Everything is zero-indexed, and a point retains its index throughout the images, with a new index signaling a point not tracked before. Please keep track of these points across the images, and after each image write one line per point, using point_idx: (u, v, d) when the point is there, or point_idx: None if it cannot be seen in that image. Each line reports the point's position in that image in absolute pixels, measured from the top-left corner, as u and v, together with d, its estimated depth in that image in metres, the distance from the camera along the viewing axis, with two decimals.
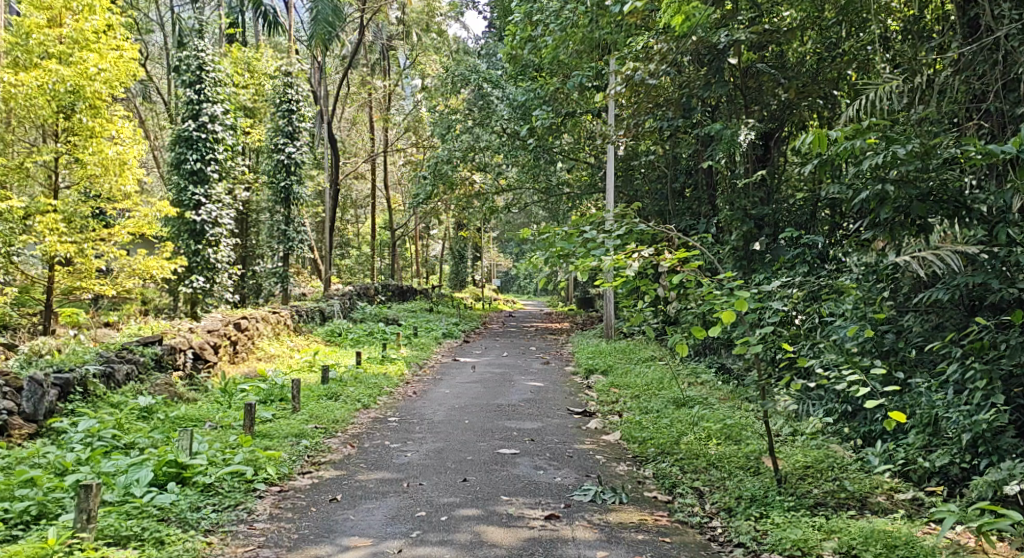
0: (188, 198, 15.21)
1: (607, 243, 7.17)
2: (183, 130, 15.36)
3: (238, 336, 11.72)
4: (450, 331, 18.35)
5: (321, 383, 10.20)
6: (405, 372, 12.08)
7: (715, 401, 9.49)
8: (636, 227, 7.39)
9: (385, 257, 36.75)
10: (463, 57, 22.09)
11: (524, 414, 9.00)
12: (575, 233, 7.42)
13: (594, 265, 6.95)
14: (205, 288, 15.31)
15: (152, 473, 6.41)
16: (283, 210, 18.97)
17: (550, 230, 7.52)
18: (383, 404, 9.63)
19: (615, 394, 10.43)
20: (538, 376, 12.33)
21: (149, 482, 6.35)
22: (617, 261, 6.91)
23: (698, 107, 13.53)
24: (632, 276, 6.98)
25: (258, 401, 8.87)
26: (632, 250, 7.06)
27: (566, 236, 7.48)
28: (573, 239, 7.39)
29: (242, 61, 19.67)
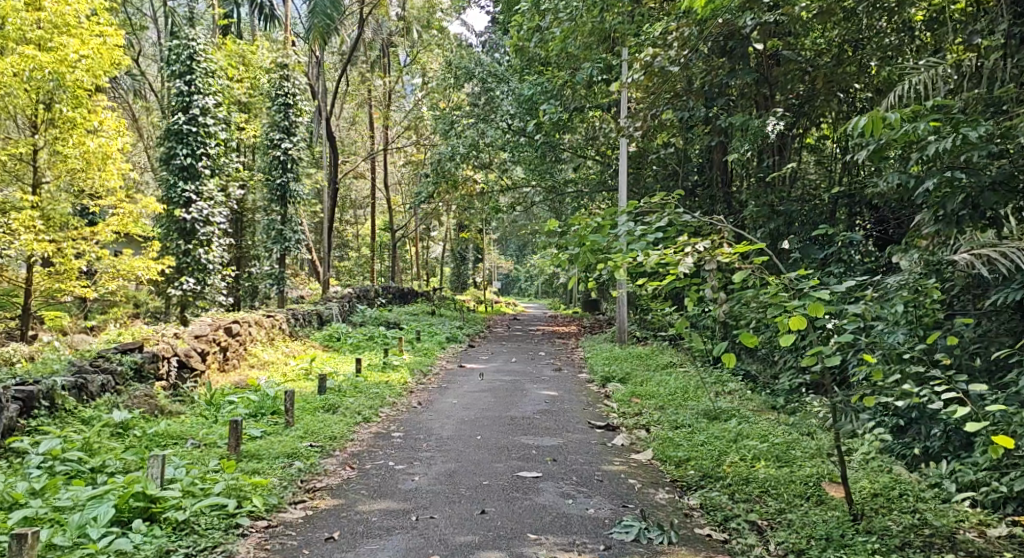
0: (178, 195, 14.37)
1: (649, 237, 6.05)
2: (173, 123, 14.49)
3: (228, 342, 10.88)
4: (455, 336, 17.53)
5: (319, 394, 9.35)
6: (409, 380, 11.24)
7: (750, 413, 8.68)
8: (679, 218, 6.25)
9: (384, 259, 35.93)
10: (466, 51, 21.29)
11: (541, 428, 8.17)
12: (608, 225, 6.29)
13: (636, 263, 5.86)
14: (197, 290, 14.49)
15: (114, 509, 5.58)
16: (279, 209, 18.13)
17: (578, 221, 6.35)
18: (384, 417, 8.78)
19: (638, 405, 9.60)
20: (551, 385, 11.50)
21: (110, 520, 5.53)
22: (669, 257, 5.86)
23: (718, 98, 12.70)
24: (681, 276, 5.94)
25: (248, 415, 8.03)
26: (684, 242, 5.99)
27: (598, 229, 6.35)
28: (606, 232, 6.26)
29: (236, 54, 18.80)
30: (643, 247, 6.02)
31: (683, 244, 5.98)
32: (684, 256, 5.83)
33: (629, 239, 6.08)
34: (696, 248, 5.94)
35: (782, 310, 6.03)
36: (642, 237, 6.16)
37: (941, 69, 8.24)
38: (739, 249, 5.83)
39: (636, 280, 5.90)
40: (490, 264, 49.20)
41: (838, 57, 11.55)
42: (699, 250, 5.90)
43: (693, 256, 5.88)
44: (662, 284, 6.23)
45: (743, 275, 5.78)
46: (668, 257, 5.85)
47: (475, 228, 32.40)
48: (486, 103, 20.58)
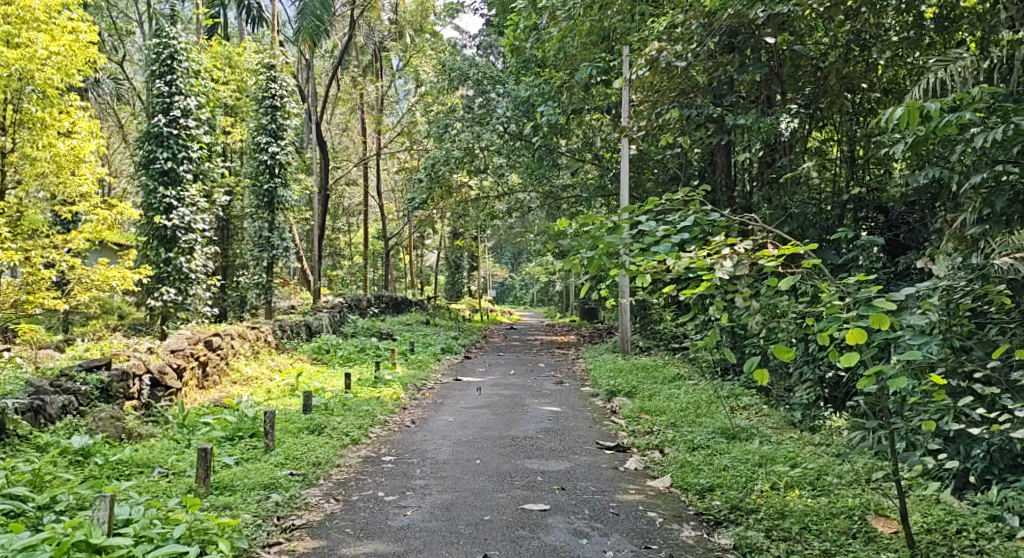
0: (158, 201, 13.65)
1: (675, 237, 5.37)
2: (153, 125, 13.77)
3: (208, 357, 10.19)
4: (450, 346, 16.82)
5: (302, 413, 8.65)
6: (402, 396, 10.54)
7: (772, 432, 8.01)
8: (707, 216, 5.58)
9: (378, 268, 35.20)
10: (460, 53, 20.62)
11: (546, 450, 7.50)
12: (624, 225, 5.60)
13: (664, 267, 5.18)
14: (178, 300, 13.78)
15: None
16: (267, 216, 17.38)
17: (593, 220, 5.62)
18: (375, 438, 8.10)
19: (648, 422, 8.94)
20: (553, 399, 10.82)
21: None
22: (702, 260, 5.21)
23: (726, 96, 12.06)
24: (716, 282, 5.25)
25: (224, 438, 7.33)
26: (719, 243, 5.34)
27: (614, 229, 5.64)
28: (624, 233, 5.54)
29: (222, 56, 18.06)
30: (667, 250, 5.38)
31: (718, 243, 5.34)
32: (724, 257, 5.19)
33: (652, 240, 5.38)
34: (735, 248, 5.28)
35: (832, 319, 5.32)
36: (665, 238, 5.49)
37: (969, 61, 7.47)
38: (784, 251, 5.17)
39: (664, 288, 5.24)
40: (485, 272, 48.48)
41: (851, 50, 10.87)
42: (740, 250, 5.26)
43: (731, 259, 5.22)
44: (692, 291, 5.52)
45: (791, 280, 5.12)
46: (699, 260, 5.20)
47: (470, 235, 31.70)
48: (481, 106, 19.91)
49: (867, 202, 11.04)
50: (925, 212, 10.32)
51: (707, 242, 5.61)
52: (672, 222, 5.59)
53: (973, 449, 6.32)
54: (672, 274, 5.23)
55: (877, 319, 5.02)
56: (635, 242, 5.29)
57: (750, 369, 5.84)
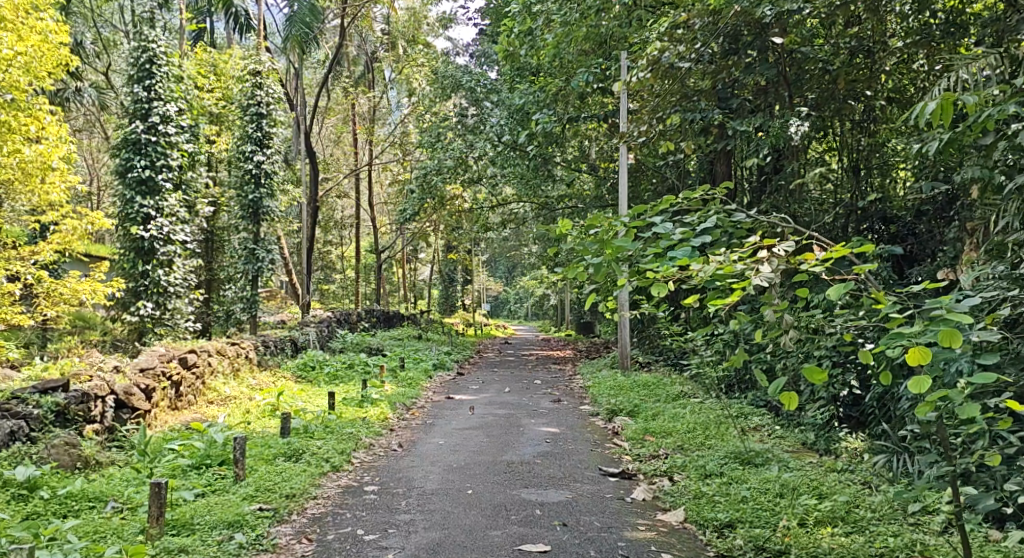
0: (136, 211, 12.95)
1: (697, 240, 4.76)
2: (131, 132, 13.11)
3: (183, 375, 9.55)
4: (442, 362, 16.17)
5: (280, 437, 7.99)
6: (390, 416, 9.89)
7: (790, 457, 7.40)
8: (731, 215, 4.98)
9: (370, 282, 34.57)
10: (453, 62, 20.06)
11: (545, 478, 6.88)
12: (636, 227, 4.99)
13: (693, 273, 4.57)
14: (156, 315, 13.13)
15: None
16: (251, 228, 16.60)
17: (601, 221, 4.99)
18: (358, 465, 7.45)
19: (654, 444, 8.32)
20: (550, 419, 10.18)
21: None
22: (736, 261, 4.64)
23: (731, 99, 11.46)
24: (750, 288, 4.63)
25: (190, 467, 6.71)
26: (754, 244, 4.78)
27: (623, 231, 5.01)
28: (636, 235, 4.91)
29: (206, 63, 17.41)
30: (688, 254, 4.81)
31: (752, 244, 4.79)
32: (761, 262, 4.62)
33: (669, 244, 4.77)
34: (773, 252, 4.69)
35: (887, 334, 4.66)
36: (683, 241, 4.88)
37: (993, 58, 6.59)
38: (832, 255, 4.57)
39: (686, 297, 4.67)
40: (480, 287, 47.83)
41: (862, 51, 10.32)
42: (779, 253, 4.70)
43: (769, 264, 4.66)
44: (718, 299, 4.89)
45: (842, 288, 4.52)
46: (729, 264, 4.64)
47: (464, 248, 31.04)
48: (474, 115, 19.27)
49: (880, 212, 10.51)
50: (940, 222, 9.74)
51: (734, 244, 5.03)
52: (692, 223, 5.02)
53: (1012, 480, 5.66)
54: (695, 280, 4.67)
55: (947, 336, 4.36)
56: (649, 242, 4.74)
57: (776, 391, 5.24)
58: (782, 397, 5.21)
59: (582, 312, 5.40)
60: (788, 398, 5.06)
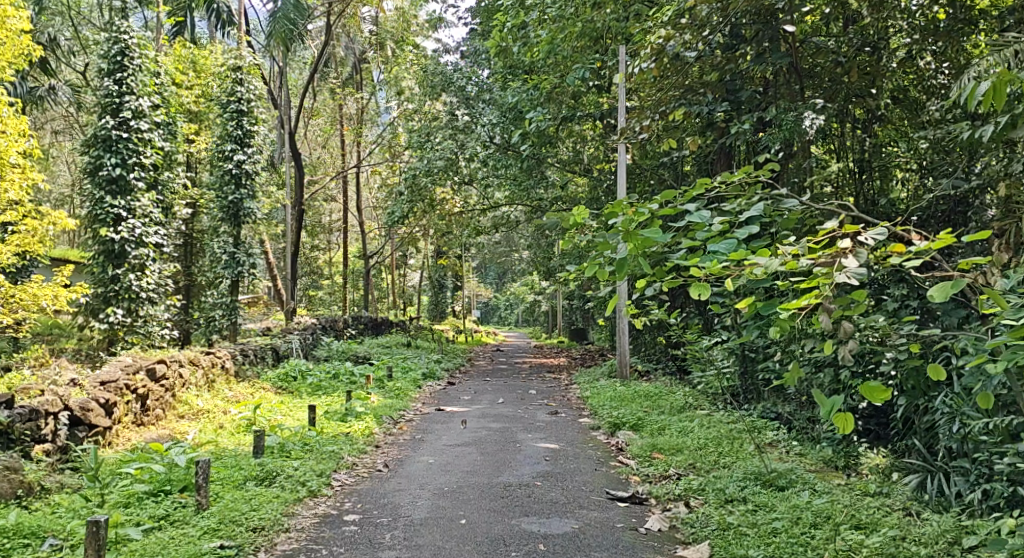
0: (105, 212, 12.17)
1: (753, 228, 4.53)
2: (100, 128, 12.30)
3: (150, 388, 8.80)
4: (432, 372, 15.40)
5: (253, 457, 7.27)
6: (377, 431, 9.15)
7: (814, 478, 6.74)
8: (782, 200, 4.77)
9: (358, 288, 33.69)
10: (443, 59, 19.26)
11: (548, 502, 6.24)
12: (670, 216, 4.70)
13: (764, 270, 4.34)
14: (126, 323, 12.36)
15: None
16: (231, 230, 15.82)
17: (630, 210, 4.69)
18: (339, 489, 6.75)
19: (664, 462, 7.68)
20: (548, 433, 9.49)
21: None
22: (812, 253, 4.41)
23: (739, 93, 10.83)
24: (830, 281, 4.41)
25: (147, 494, 6.02)
26: (833, 232, 4.52)
27: (655, 220, 4.71)
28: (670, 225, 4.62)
29: (185, 59, 16.55)
30: (733, 247, 4.59)
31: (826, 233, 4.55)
32: (843, 255, 4.35)
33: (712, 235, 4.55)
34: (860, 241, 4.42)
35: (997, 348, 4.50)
36: (729, 231, 4.64)
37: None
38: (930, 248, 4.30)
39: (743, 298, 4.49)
40: (469, 293, 47.03)
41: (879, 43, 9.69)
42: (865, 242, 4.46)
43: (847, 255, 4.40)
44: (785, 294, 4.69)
45: (948, 287, 4.32)
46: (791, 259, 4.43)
47: (455, 253, 30.26)
48: (465, 115, 18.48)
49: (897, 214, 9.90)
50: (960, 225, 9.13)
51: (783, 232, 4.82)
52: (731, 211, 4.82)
53: None
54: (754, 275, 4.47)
55: None
56: (693, 241, 4.54)
57: (831, 413, 5.16)
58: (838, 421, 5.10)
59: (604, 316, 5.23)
60: (847, 419, 4.96)
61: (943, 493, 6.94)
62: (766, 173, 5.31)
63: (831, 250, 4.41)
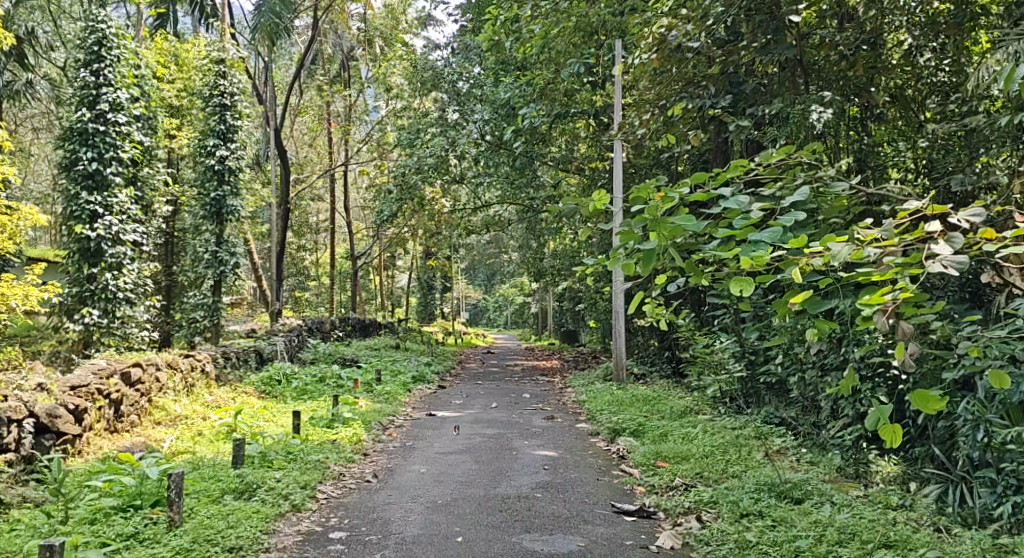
0: (80, 208, 11.67)
1: (802, 214, 4.18)
2: (77, 120, 11.78)
3: (124, 393, 8.32)
4: (422, 375, 14.95)
5: (232, 467, 6.81)
6: (365, 438, 8.70)
7: (832, 489, 6.34)
8: (833, 184, 4.44)
9: (345, 289, 33.20)
10: (434, 55, 18.77)
11: (553, 518, 5.82)
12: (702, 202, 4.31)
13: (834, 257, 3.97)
14: (103, 324, 11.85)
15: None
16: (214, 228, 15.33)
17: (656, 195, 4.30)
18: (325, 502, 6.29)
19: (671, 471, 7.27)
20: (544, 439, 9.05)
21: None
22: (895, 241, 4.05)
23: (743, 86, 10.43)
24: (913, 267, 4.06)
25: (115, 509, 5.56)
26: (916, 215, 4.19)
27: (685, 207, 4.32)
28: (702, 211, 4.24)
29: (167, 52, 15.95)
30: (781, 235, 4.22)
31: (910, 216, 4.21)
32: (934, 239, 4.01)
33: (751, 224, 4.18)
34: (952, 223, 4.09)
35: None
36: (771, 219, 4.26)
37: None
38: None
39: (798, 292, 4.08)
40: (458, 295, 46.58)
41: (887, 33, 9.31)
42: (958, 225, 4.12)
43: (937, 241, 4.05)
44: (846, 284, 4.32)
45: None
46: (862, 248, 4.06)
47: (444, 253, 29.82)
48: (456, 112, 18.02)
49: None
50: None
51: (831, 219, 4.43)
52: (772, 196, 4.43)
53: None
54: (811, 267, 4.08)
55: None
56: (735, 229, 4.14)
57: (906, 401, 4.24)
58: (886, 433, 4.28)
59: (631, 315, 4.85)
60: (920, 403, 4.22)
61: (966, 505, 6.54)
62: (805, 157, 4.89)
63: (920, 234, 4.05)
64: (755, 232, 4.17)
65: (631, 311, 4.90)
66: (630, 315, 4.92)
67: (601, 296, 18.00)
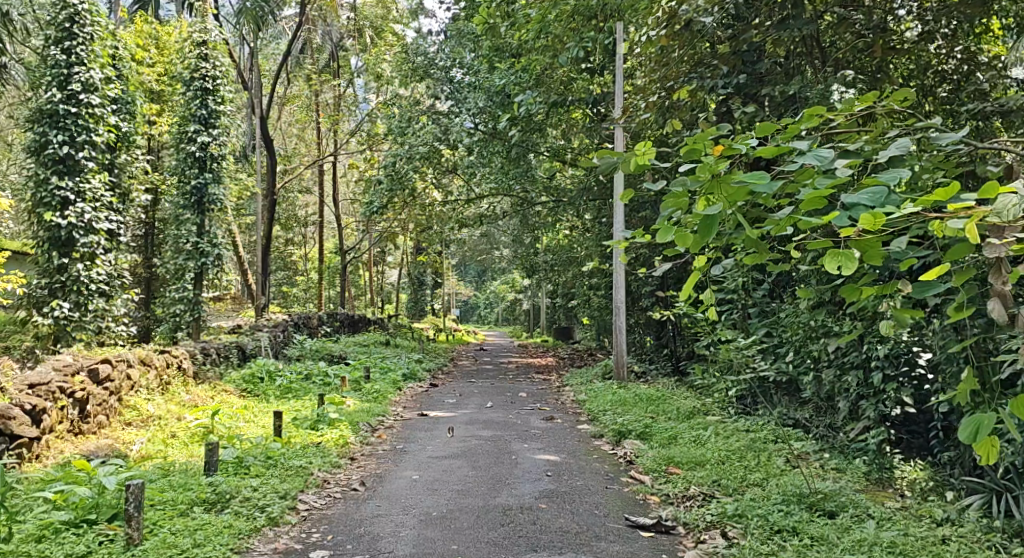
0: (50, 195, 10.98)
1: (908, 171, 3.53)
2: (47, 101, 11.09)
3: (89, 391, 7.66)
4: (413, 373, 14.31)
5: (204, 475, 6.16)
6: (352, 440, 8.06)
7: (868, 500, 5.75)
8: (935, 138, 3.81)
9: (334, 285, 32.49)
10: (426, 42, 18.09)
11: (560, 537, 5.23)
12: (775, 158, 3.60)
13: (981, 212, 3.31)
14: (73, 317, 11.18)
15: None
16: (195, 218, 14.64)
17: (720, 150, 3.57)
18: (307, 514, 5.67)
19: (685, 478, 6.66)
20: (546, 442, 8.43)
21: None
22: None
23: (757, 65, 9.78)
24: None
25: (66, 524, 4.98)
26: None
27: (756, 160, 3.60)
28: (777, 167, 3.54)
29: (147, 35, 15.30)
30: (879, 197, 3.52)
31: None
32: None
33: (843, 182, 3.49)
34: None
35: None
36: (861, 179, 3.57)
37: None
38: None
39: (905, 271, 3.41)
40: (449, 292, 45.92)
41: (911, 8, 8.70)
42: None
43: None
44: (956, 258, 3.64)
45: None
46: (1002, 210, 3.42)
47: (435, 249, 29.16)
48: (448, 100, 17.37)
49: None
50: None
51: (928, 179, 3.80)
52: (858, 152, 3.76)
53: None
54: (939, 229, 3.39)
55: None
56: (822, 188, 3.46)
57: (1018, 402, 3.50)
58: (982, 443, 3.49)
59: (683, 300, 4.15)
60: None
61: (1012, 515, 5.93)
62: (888, 113, 4.22)
63: None
64: (850, 195, 3.48)
65: (684, 294, 4.21)
66: (683, 299, 4.23)
67: (597, 292, 17.42)
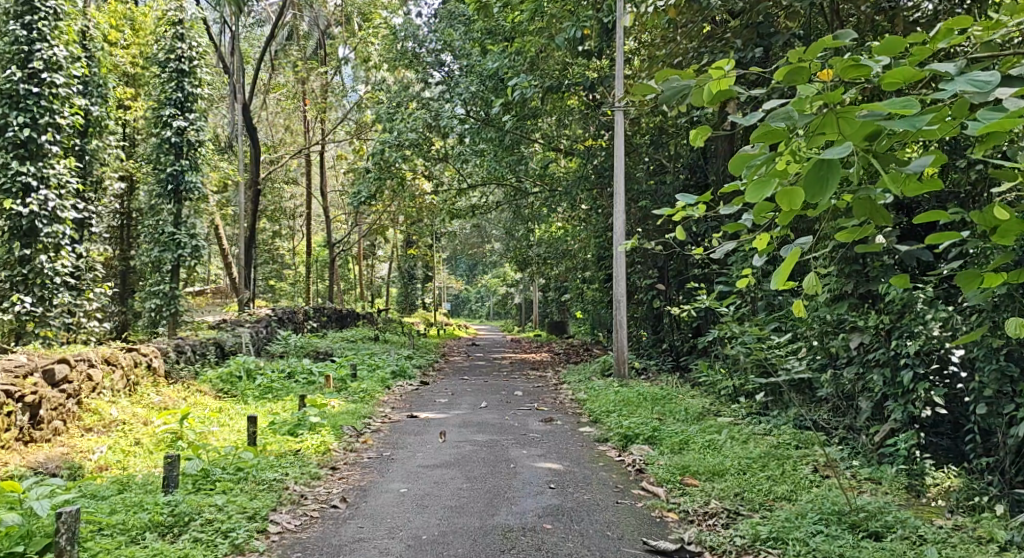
0: (11, 180, 10.19)
1: None
2: (6, 81, 10.28)
3: (42, 394, 6.92)
4: (402, 369, 13.59)
5: (162, 492, 5.47)
6: (335, 447, 7.36)
7: (912, 517, 5.11)
8: None
9: (322, 278, 31.62)
10: (417, 25, 17.26)
11: None
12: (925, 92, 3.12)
13: None
14: (37, 312, 10.40)
15: None
16: (171, 207, 13.87)
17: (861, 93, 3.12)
18: (278, 538, 5.00)
19: (703, 490, 5.98)
20: (547, 447, 7.74)
21: None
22: None
23: (772, 38, 9.03)
24: None
25: None
26: None
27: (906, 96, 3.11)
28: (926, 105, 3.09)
29: (121, 15, 14.42)
30: None
31: None
32: None
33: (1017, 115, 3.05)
34: None
35: None
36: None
37: None
38: None
39: None
40: (440, 285, 45.09)
41: None
42: None
43: None
44: None
45: None
46: None
47: (425, 241, 28.34)
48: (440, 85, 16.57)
49: None
50: None
51: None
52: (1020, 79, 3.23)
53: None
54: None
55: None
56: (995, 124, 3.06)
57: None
58: None
59: (778, 282, 3.52)
60: None
61: None
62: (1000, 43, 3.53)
63: None
64: None
65: (776, 276, 3.56)
66: (772, 282, 3.60)
67: (594, 284, 16.73)
